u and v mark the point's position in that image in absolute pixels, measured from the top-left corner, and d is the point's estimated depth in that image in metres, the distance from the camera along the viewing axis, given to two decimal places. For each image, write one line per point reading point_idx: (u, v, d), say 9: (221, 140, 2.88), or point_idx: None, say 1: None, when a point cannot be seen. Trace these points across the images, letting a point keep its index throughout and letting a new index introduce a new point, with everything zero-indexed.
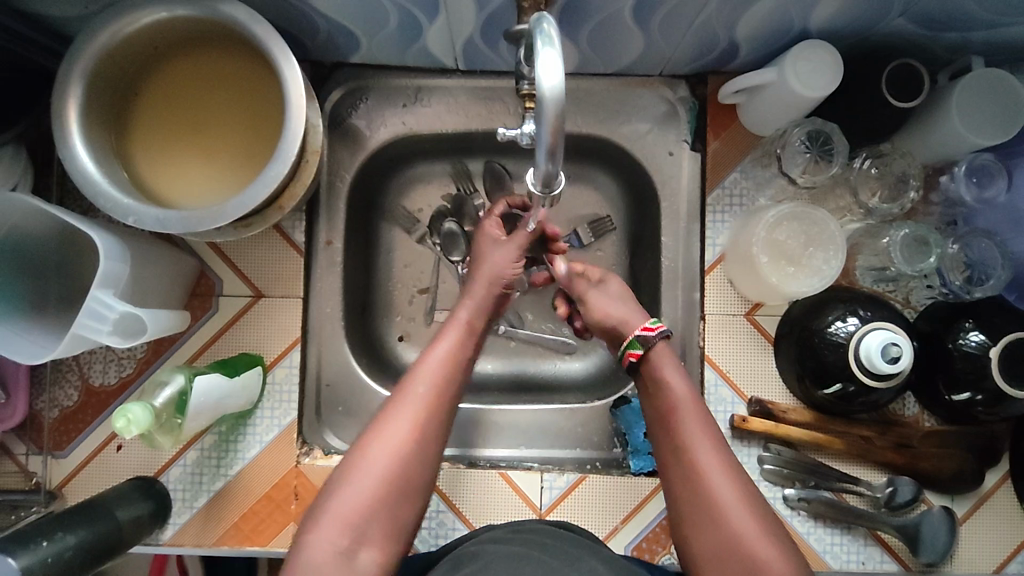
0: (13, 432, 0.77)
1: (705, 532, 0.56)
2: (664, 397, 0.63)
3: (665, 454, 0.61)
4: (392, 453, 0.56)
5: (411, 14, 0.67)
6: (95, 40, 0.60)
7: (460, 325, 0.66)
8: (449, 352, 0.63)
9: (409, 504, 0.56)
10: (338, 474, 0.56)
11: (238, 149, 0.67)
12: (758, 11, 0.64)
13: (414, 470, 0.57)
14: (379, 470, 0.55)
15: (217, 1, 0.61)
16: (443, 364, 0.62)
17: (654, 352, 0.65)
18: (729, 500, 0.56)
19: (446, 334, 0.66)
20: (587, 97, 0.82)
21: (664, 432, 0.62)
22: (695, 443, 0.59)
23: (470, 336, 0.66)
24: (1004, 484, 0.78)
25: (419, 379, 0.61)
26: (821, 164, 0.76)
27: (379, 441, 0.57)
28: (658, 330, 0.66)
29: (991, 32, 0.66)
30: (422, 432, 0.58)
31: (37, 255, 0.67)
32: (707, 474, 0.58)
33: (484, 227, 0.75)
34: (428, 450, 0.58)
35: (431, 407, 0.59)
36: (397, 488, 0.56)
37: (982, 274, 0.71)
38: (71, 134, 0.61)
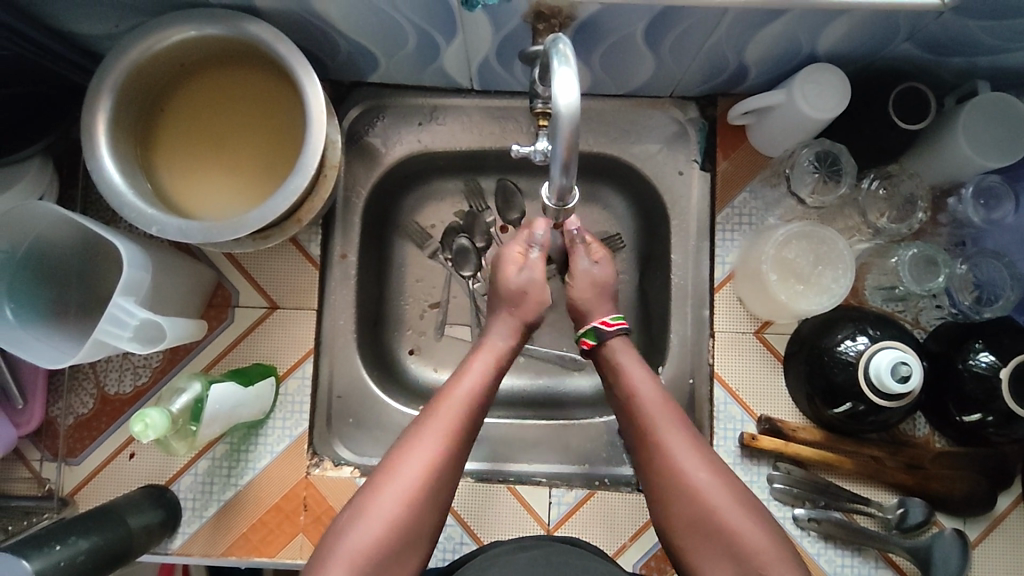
0: (29, 438, 0.78)
1: (697, 524, 0.56)
2: (625, 383, 0.64)
3: (635, 443, 0.62)
4: (402, 499, 0.56)
5: (429, 35, 0.69)
6: (125, 55, 0.63)
7: (487, 362, 0.65)
8: (476, 388, 0.62)
9: (415, 546, 0.56)
10: (346, 517, 0.56)
11: (259, 162, 0.69)
12: (767, 35, 0.66)
13: (418, 514, 0.56)
14: (390, 511, 0.55)
15: (244, 21, 0.63)
16: (468, 401, 0.61)
17: (609, 344, 0.67)
18: (709, 485, 0.57)
19: (473, 366, 0.65)
20: (598, 117, 0.84)
21: (629, 422, 0.63)
22: (662, 425, 0.60)
23: (496, 375, 0.65)
24: (1017, 507, 0.77)
25: (438, 417, 0.60)
26: (829, 184, 0.77)
27: (387, 485, 0.56)
28: (614, 325, 0.68)
29: (998, 57, 0.68)
30: (437, 473, 0.57)
31: (60, 263, 0.69)
32: (675, 456, 0.59)
33: (505, 250, 0.72)
34: (441, 490, 0.58)
35: (450, 448, 0.59)
36: (403, 534, 0.55)
37: (991, 295, 0.72)
38: (99, 146, 0.63)
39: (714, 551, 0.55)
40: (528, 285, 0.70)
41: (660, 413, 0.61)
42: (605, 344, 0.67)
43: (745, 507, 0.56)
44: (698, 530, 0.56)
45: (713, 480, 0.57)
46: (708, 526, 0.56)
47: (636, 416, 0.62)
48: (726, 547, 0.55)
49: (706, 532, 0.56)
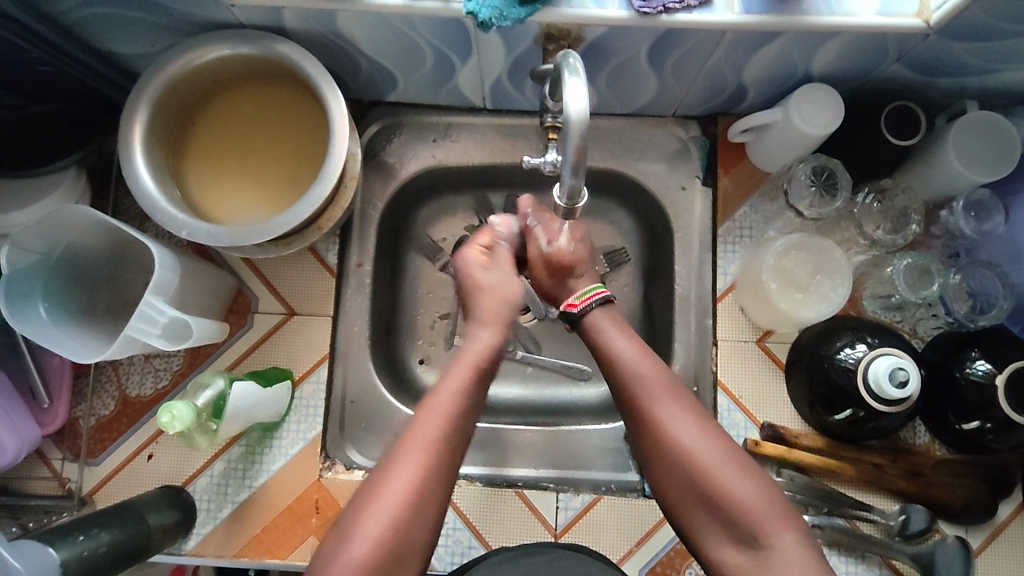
0: (51, 438, 0.80)
1: (694, 490, 0.57)
2: (606, 347, 0.65)
3: (622, 405, 0.63)
4: (387, 519, 0.54)
5: (446, 55, 0.73)
6: (162, 72, 0.67)
7: (466, 367, 0.62)
8: (457, 398, 0.60)
9: (408, 562, 0.55)
10: (343, 524, 0.55)
11: (284, 172, 0.73)
12: (763, 56, 0.70)
13: (407, 540, 0.55)
14: (376, 533, 0.54)
15: (274, 41, 0.68)
16: (449, 416, 0.58)
17: (590, 311, 0.68)
18: (700, 449, 0.58)
19: (452, 374, 0.62)
20: (605, 135, 0.88)
21: (613, 383, 0.64)
22: (646, 390, 0.61)
23: (478, 380, 0.62)
24: (1017, 516, 0.78)
25: (417, 435, 0.57)
26: (826, 198, 0.81)
27: (374, 509, 0.55)
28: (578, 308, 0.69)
29: (984, 77, 0.72)
30: (421, 492, 0.56)
31: (92, 267, 0.72)
32: (660, 418, 0.60)
33: (465, 254, 0.73)
34: (430, 506, 0.56)
35: (435, 464, 0.57)
36: (393, 556, 0.54)
37: (985, 304, 0.75)
38: (134, 154, 0.67)
39: (706, 510, 0.57)
40: (496, 280, 0.70)
41: (645, 379, 0.62)
42: (578, 315, 0.68)
43: (734, 465, 0.57)
44: (688, 491, 0.58)
45: (700, 440, 0.58)
46: (699, 487, 0.57)
47: (621, 381, 0.63)
48: (728, 514, 0.56)
49: (697, 494, 0.57)
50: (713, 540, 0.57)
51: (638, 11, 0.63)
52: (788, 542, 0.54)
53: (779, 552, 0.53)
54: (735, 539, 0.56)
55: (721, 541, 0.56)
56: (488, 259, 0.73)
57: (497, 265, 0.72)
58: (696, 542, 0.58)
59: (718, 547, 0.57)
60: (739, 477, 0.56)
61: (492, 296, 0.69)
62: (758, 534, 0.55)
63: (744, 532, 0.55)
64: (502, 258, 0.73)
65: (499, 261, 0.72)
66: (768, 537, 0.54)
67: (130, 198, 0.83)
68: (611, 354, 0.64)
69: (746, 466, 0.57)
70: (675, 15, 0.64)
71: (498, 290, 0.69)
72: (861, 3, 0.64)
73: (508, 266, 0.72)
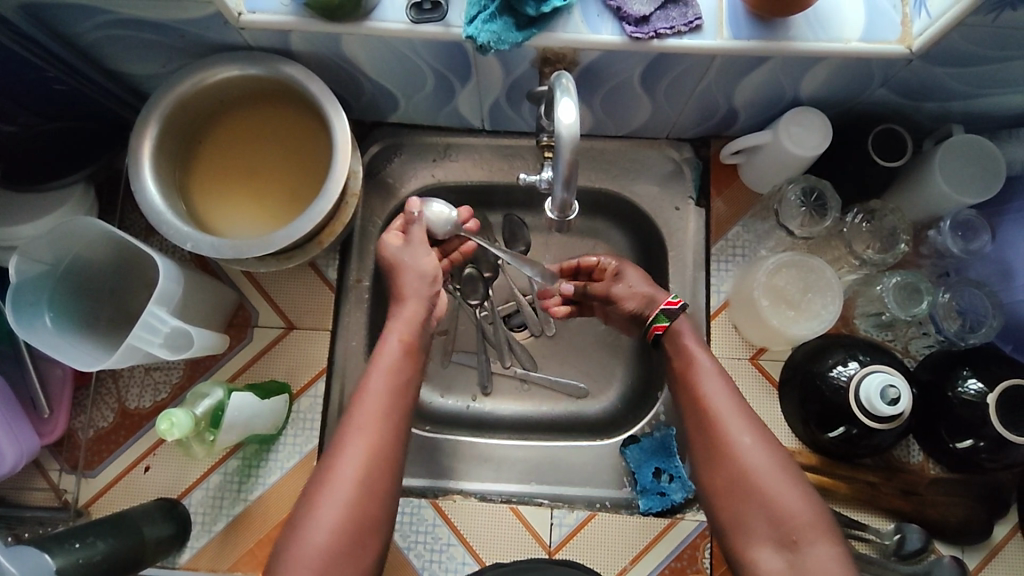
0: (49, 449, 0.81)
1: (742, 491, 0.62)
2: (682, 356, 0.70)
3: (684, 406, 0.68)
4: (342, 501, 0.59)
5: (446, 78, 0.76)
6: (174, 90, 0.70)
7: (398, 346, 0.68)
8: (389, 376, 0.65)
9: (369, 541, 0.60)
10: (300, 512, 0.60)
11: (287, 187, 0.75)
12: (752, 81, 0.73)
13: (368, 517, 0.60)
14: (336, 512, 0.58)
15: (281, 63, 0.70)
16: (386, 391, 0.64)
17: (677, 322, 0.72)
18: (752, 453, 0.63)
19: (385, 350, 0.67)
20: (601, 156, 0.90)
21: (679, 387, 0.69)
22: (710, 389, 0.66)
23: (410, 356, 0.68)
24: (1014, 536, 0.78)
25: (359, 419, 0.62)
26: (816, 217, 0.82)
27: (324, 492, 0.59)
28: (680, 304, 0.73)
29: (970, 101, 0.74)
30: (369, 470, 0.61)
31: (97, 277, 0.74)
32: (721, 417, 0.65)
33: (384, 241, 0.73)
34: (381, 482, 0.61)
35: (381, 439, 0.62)
36: (352, 531, 0.59)
37: (975, 322, 0.76)
38: (143, 169, 0.69)
39: (750, 510, 0.61)
40: (412, 259, 0.72)
41: (706, 385, 0.67)
42: (675, 321, 0.72)
43: (782, 472, 0.62)
44: (735, 490, 0.62)
45: (756, 445, 0.63)
46: (746, 487, 0.62)
47: (689, 379, 0.68)
48: (769, 516, 0.60)
49: (744, 494, 0.62)
50: (751, 540, 0.61)
51: (630, 36, 0.66)
52: (822, 552, 0.58)
53: (813, 559, 0.58)
54: (774, 543, 0.60)
55: (759, 544, 0.60)
56: (406, 237, 0.73)
57: (414, 242, 0.73)
58: (733, 541, 0.62)
59: (756, 547, 0.60)
60: (786, 484, 0.61)
61: (410, 277, 0.72)
62: (797, 539, 0.59)
63: (784, 536, 0.59)
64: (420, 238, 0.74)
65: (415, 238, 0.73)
66: (804, 541, 0.59)
67: (135, 213, 0.85)
68: (690, 359, 0.69)
69: (792, 475, 0.62)
70: (666, 40, 0.66)
71: (415, 269, 0.71)
72: (846, 29, 0.66)
73: (425, 247, 0.73)
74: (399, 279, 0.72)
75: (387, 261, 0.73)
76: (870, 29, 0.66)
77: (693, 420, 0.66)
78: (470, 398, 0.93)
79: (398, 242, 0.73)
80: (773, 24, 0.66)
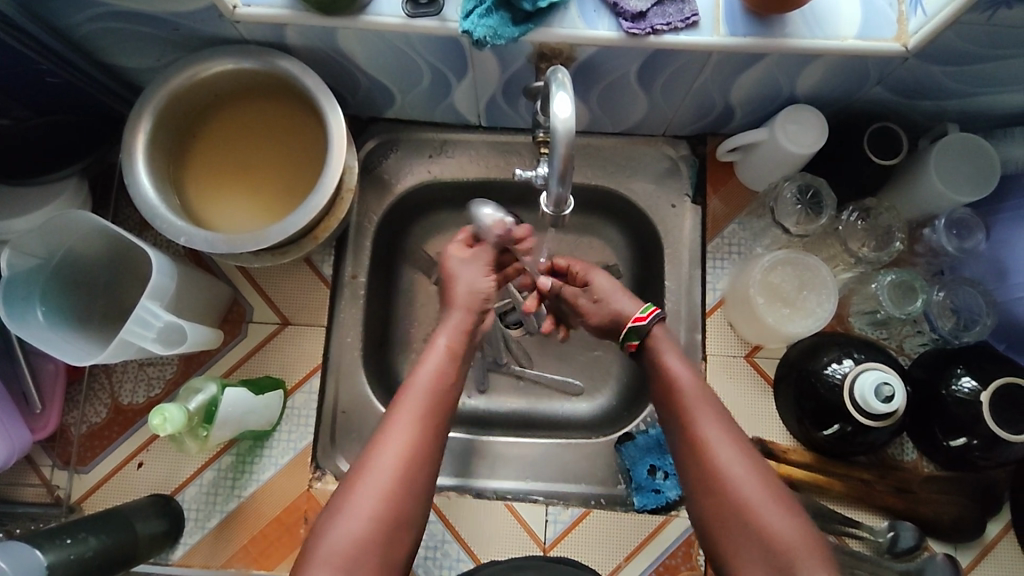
0: (42, 444, 0.80)
1: (734, 519, 0.59)
2: (665, 379, 0.67)
3: (674, 431, 0.65)
4: (378, 494, 0.57)
5: (442, 73, 0.76)
6: (168, 83, 0.70)
7: (443, 350, 0.66)
8: (434, 376, 0.64)
9: (399, 540, 0.58)
10: (337, 499, 0.58)
11: (282, 183, 0.75)
12: (748, 78, 0.73)
13: (402, 512, 0.58)
14: (372, 503, 0.57)
15: (276, 57, 0.70)
16: (432, 389, 0.63)
17: (653, 340, 0.70)
18: (740, 478, 0.60)
19: (431, 354, 0.66)
20: (597, 153, 0.90)
21: (668, 410, 0.66)
22: (698, 417, 0.64)
23: (455, 362, 0.66)
24: (1006, 535, 0.78)
25: (402, 413, 0.61)
26: (811, 215, 0.83)
27: (363, 480, 0.58)
28: (648, 319, 0.70)
29: (965, 100, 0.75)
30: (408, 466, 0.59)
31: (91, 272, 0.74)
32: (709, 445, 0.62)
33: (447, 249, 0.72)
34: (420, 480, 0.59)
35: (421, 435, 0.60)
36: (387, 524, 0.57)
37: (970, 320, 0.76)
38: (136, 163, 0.69)
39: (743, 538, 0.58)
40: (468, 275, 0.71)
41: (690, 407, 0.65)
42: (648, 339, 0.70)
43: (776, 501, 0.59)
44: (728, 517, 0.59)
45: (747, 474, 0.60)
46: (738, 514, 0.59)
47: (676, 406, 0.65)
48: (763, 545, 0.57)
49: (736, 522, 0.59)
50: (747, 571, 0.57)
51: (627, 32, 0.66)
52: None
53: None
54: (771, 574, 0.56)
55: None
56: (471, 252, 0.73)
57: (477, 258, 0.72)
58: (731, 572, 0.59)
59: None
60: (780, 511, 0.58)
61: (462, 289, 0.70)
62: (792, 569, 0.55)
63: (779, 566, 0.56)
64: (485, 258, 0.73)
65: (477, 255, 0.72)
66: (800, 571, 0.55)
67: (129, 208, 0.84)
68: (673, 382, 0.67)
69: (785, 500, 0.59)
70: (662, 36, 0.66)
71: (470, 284, 0.70)
72: (843, 27, 0.66)
73: (484, 265, 0.72)
74: (451, 291, 0.70)
75: (445, 272, 0.72)
76: (866, 26, 0.66)
77: (683, 446, 0.64)
78: (465, 395, 0.93)
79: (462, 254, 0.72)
80: (769, 21, 0.66)
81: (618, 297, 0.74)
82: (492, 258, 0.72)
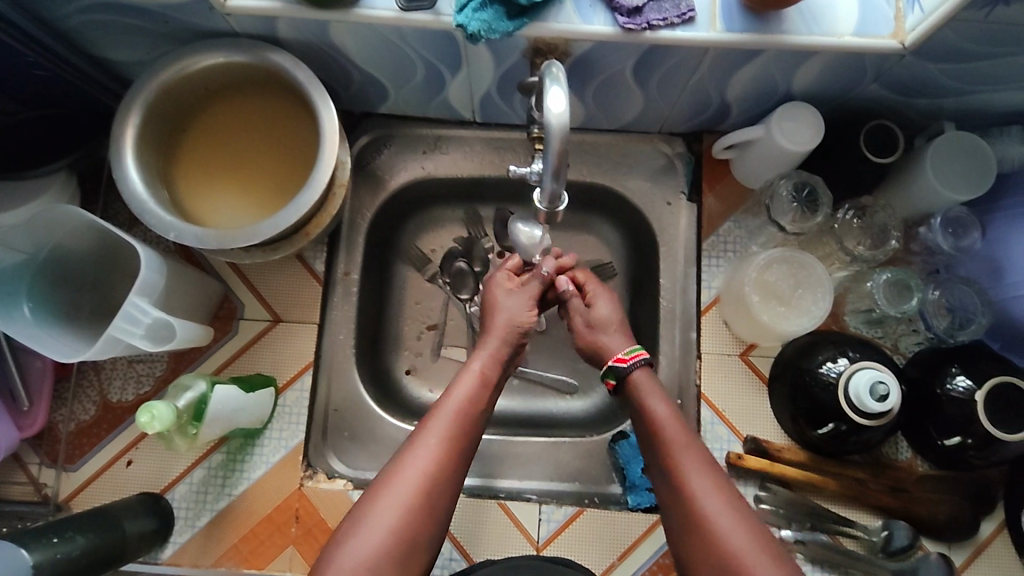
0: (29, 443, 0.79)
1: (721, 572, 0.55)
2: (647, 423, 0.65)
3: (659, 476, 0.62)
4: (399, 509, 0.56)
5: (436, 68, 0.75)
6: (156, 77, 0.68)
7: (475, 375, 0.66)
8: (464, 398, 0.64)
9: (413, 561, 0.56)
10: (358, 510, 0.57)
11: (274, 178, 0.74)
12: (744, 74, 0.72)
13: (418, 530, 0.56)
14: (391, 518, 0.56)
15: (267, 50, 0.69)
16: (461, 410, 0.62)
17: (632, 379, 0.68)
18: (724, 528, 0.56)
19: (462, 379, 0.66)
20: (592, 150, 0.90)
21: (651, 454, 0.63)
22: (686, 468, 0.60)
23: (484, 389, 0.66)
24: (999, 535, 0.78)
25: (431, 430, 0.60)
26: (807, 214, 0.82)
27: (387, 493, 0.57)
28: (628, 362, 0.68)
29: (962, 98, 0.74)
30: (432, 484, 0.58)
31: (79, 268, 0.72)
32: (694, 493, 0.58)
33: (494, 277, 0.77)
34: (440, 499, 0.58)
35: (447, 454, 0.59)
36: (404, 542, 0.55)
37: (964, 318, 0.76)
38: (124, 157, 0.68)
39: None
40: (512, 306, 0.73)
41: (673, 450, 0.61)
42: (626, 380, 0.68)
43: (765, 551, 0.55)
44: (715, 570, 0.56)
45: (738, 529, 0.56)
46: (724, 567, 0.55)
47: (658, 451, 0.62)
48: None
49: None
50: None
51: (623, 27, 0.65)
52: None
53: None
54: None
55: None
56: (516, 283, 0.76)
57: (522, 291, 0.75)
58: None
59: None
60: (769, 563, 0.54)
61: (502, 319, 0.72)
62: None
63: None
64: (529, 290, 0.75)
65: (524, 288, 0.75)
66: None
67: (119, 203, 0.83)
68: (654, 425, 0.64)
69: (774, 550, 0.55)
70: (659, 32, 0.65)
71: (511, 314, 0.72)
72: (840, 23, 0.66)
73: (528, 299, 0.74)
74: (491, 319, 0.73)
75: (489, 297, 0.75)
76: (864, 23, 0.66)
77: (667, 494, 0.60)
78: None
79: (507, 285, 0.76)
80: (766, 17, 0.66)
81: (606, 331, 0.73)
82: (538, 293, 0.75)
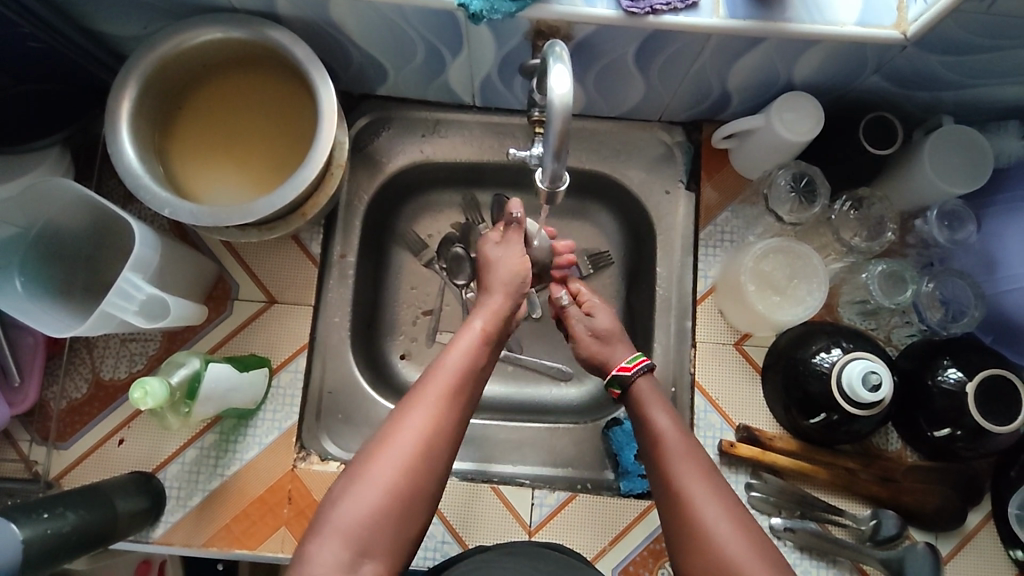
0: (20, 420, 0.79)
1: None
2: (649, 433, 0.65)
3: (655, 484, 0.62)
4: (398, 467, 0.56)
5: (436, 49, 0.74)
6: (153, 50, 0.68)
7: (477, 331, 0.66)
8: (466, 357, 0.63)
9: (412, 520, 0.56)
10: (356, 467, 0.56)
11: (270, 156, 0.73)
12: (746, 63, 0.72)
13: (416, 489, 0.56)
14: (390, 476, 0.55)
15: (266, 26, 0.68)
16: (462, 367, 0.62)
17: (636, 388, 0.69)
18: (719, 532, 0.55)
19: (464, 335, 0.66)
20: (592, 136, 0.90)
21: (650, 457, 0.63)
22: (683, 474, 0.60)
23: (486, 346, 0.66)
24: (986, 525, 0.79)
25: (432, 386, 0.60)
26: (804, 204, 0.83)
27: (386, 449, 0.56)
28: (632, 369, 0.70)
29: (961, 92, 0.74)
30: (431, 441, 0.57)
31: (72, 243, 0.72)
32: (692, 498, 0.58)
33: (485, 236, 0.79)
34: (439, 457, 0.58)
35: (444, 413, 0.59)
36: (401, 500, 0.55)
37: (958, 312, 0.76)
38: (120, 130, 0.67)
39: None
40: (503, 255, 0.75)
41: (673, 454, 0.61)
42: (631, 390, 0.69)
43: (761, 555, 0.54)
44: None
45: (732, 532, 0.55)
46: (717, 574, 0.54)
47: (659, 460, 0.62)
48: None
49: None
50: None
51: (626, 11, 0.65)
52: None
53: None
54: None
55: None
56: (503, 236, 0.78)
57: (507, 244, 0.76)
58: None
59: None
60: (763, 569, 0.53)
61: (502, 272, 0.73)
62: None
63: None
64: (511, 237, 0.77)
65: (509, 238, 0.77)
66: None
67: (114, 179, 0.83)
68: (655, 433, 0.64)
69: (767, 551, 0.55)
70: (661, 16, 0.65)
71: (506, 263, 0.74)
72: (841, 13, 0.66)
73: (516, 245, 0.76)
74: (492, 278, 0.73)
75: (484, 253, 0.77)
76: (865, 13, 0.66)
77: (663, 501, 0.60)
78: None
79: (498, 240, 0.78)
80: (769, 4, 0.66)
81: (610, 345, 0.75)
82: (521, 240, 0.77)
